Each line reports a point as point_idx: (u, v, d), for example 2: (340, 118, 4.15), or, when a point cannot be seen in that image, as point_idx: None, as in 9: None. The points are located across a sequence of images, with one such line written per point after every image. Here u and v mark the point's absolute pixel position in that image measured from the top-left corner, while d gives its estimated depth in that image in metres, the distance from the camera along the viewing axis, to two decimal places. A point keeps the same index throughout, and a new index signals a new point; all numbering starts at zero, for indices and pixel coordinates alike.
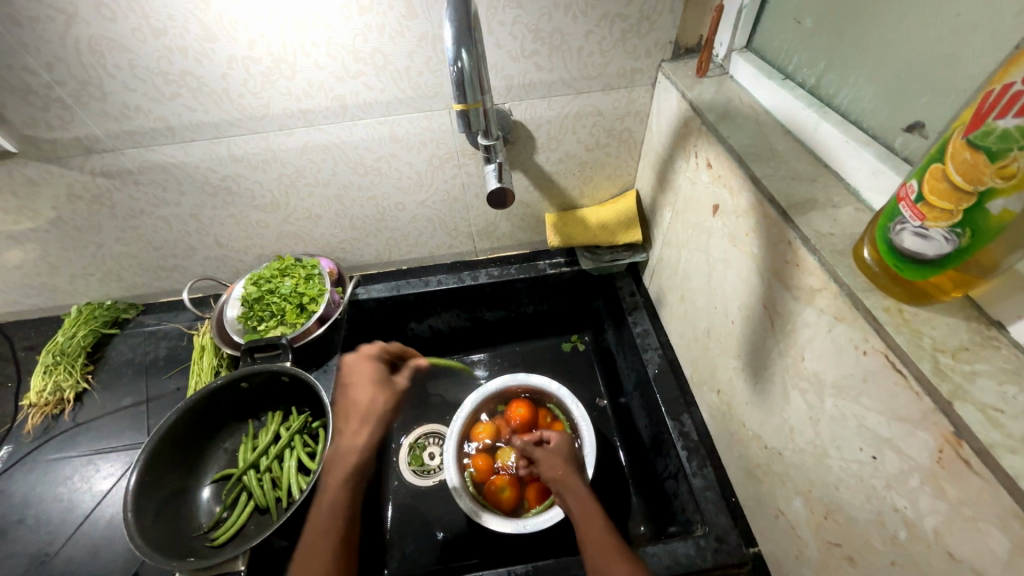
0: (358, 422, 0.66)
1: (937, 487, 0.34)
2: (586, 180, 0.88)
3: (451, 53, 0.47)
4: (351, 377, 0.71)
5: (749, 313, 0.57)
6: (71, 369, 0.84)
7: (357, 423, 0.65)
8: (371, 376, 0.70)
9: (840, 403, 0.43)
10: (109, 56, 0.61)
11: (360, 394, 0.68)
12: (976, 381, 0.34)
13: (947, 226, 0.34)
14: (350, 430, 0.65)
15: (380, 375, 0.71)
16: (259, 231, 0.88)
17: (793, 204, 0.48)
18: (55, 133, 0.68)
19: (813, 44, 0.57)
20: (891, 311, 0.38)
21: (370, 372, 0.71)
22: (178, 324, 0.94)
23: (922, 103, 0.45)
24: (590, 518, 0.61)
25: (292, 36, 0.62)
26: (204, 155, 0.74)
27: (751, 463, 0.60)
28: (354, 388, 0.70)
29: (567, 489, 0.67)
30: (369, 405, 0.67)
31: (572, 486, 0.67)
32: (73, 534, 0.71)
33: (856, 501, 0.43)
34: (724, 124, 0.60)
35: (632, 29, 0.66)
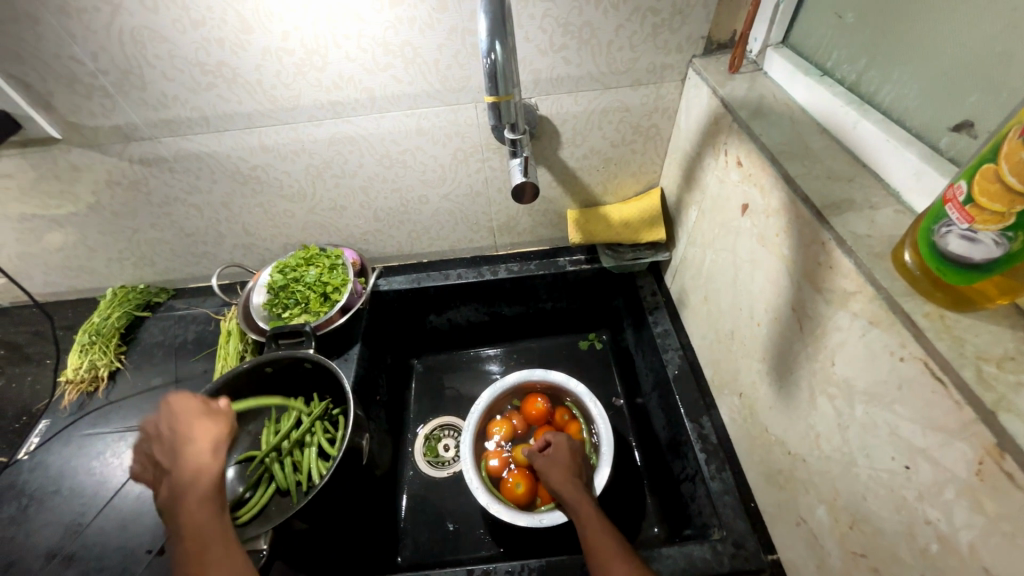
0: (188, 457, 0.51)
1: (975, 500, 0.33)
2: (610, 177, 0.87)
3: (484, 45, 0.48)
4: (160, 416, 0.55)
5: (776, 316, 0.56)
6: (106, 349, 0.87)
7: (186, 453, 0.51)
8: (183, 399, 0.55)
9: (871, 410, 0.42)
10: (150, 46, 0.63)
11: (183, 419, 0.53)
12: (1022, 391, 0.33)
13: (997, 230, 0.32)
14: (190, 454, 0.51)
15: (201, 401, 0.55)
16: (286, 220, 0.90)
17: (828, 204, 0.47)
18: (97, 120, 0.71)
19: (854, 40, 0.56)
20: (931, 317, 0.37)
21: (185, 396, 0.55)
22: (206, 309, 0.97)
23: (972, 102, 0.43)
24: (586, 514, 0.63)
25: (324, 28, 0.63)
26: (236, 145, 0.76)
27: (773, 469, 0.59)
28: (174, 426, 0.52)
29: (564, 485, 0.68)
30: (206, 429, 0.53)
31: (569, 482, 0.69)
32: (104, 506, 0.74)
33: (885, 511, 0.41)
34: (756, 122, 0.58)
35: (664, 23, 0.65)
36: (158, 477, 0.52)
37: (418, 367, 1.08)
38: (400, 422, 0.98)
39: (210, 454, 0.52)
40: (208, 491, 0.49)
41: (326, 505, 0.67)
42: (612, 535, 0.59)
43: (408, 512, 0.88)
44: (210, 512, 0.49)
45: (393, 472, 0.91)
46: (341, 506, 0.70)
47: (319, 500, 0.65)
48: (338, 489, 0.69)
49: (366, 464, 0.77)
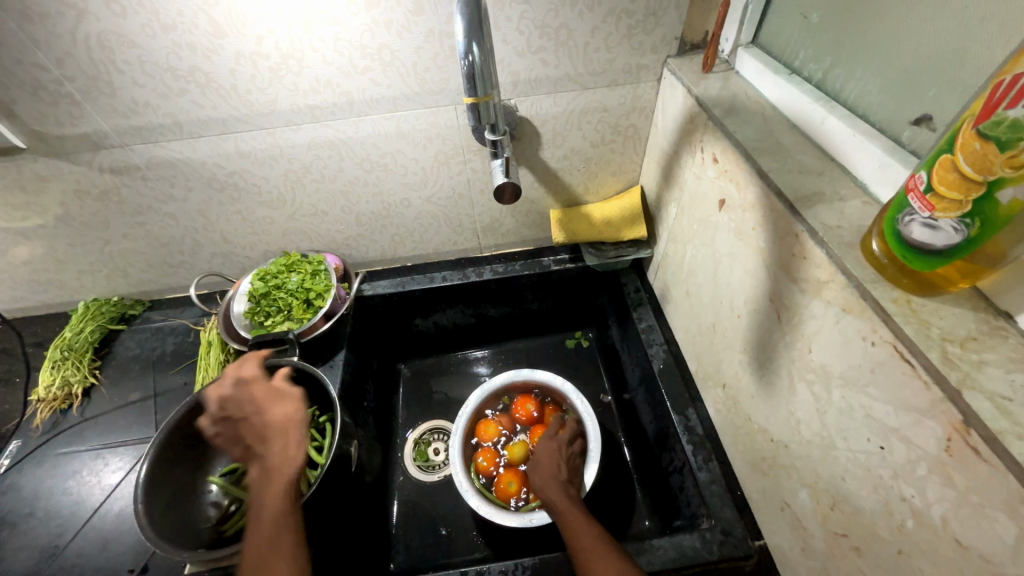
0: (271, 440, 0.59)
1: (945, 475, 0.35)
2: (591, 176, 0.89)
3: (462, 47, 0.48)
4: (243, 405, 0.63)
5: (755, 307, 0.57)
6: (79, 364, 0.84)
7: (275, 442, 0.59)
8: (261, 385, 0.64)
9: (847, 394, 0.43)
10: (118, 52, 0.61)
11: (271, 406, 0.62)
12: (984, 370, 0.34)
13: (956, 217, 0.34)
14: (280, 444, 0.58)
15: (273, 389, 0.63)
16: (266, 227, 0.89)
17: (800, 197, 0.49)
18: (64, 129, 0.69)
19: (819, 39, 0.58)
20: (899, 302, 0.39)
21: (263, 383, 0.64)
22: (184, 320, 0.94)
23: (929, 97, 0.46)
24: (573, 513, 0.64)
25: (300, 32, 0.62)
26: (211, 151, 0.75)
27: (757, 456, 0.61)
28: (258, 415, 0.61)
29: (551, 484, 0.69)
30: (290, 420, 0.60)
31: (556, 483, 0.70)
32: (82, 526, 0.72)
33: (863, 491, 0.43)
34: (730, 119, 0.60)
35: (638, 24, 0.67)
36: (245, 457, 0.60)
37: (406, 371, 1.07)
38: (388, 428, 0.97)
39: (295, 447, 0.58)
40: (288, 477, 0.56)
41: (315, 514, 0.66)
42: (601, 533, 0.59)
43: (399, 518, 0.88)
44: (286, 498, 0.55)
45: (383, 478, 0.90)
46: (330, 514, 0.69)
47: (307, 508, 0.65)
48: (327, 497, 0.68)
49: (355, 470, 0.76)
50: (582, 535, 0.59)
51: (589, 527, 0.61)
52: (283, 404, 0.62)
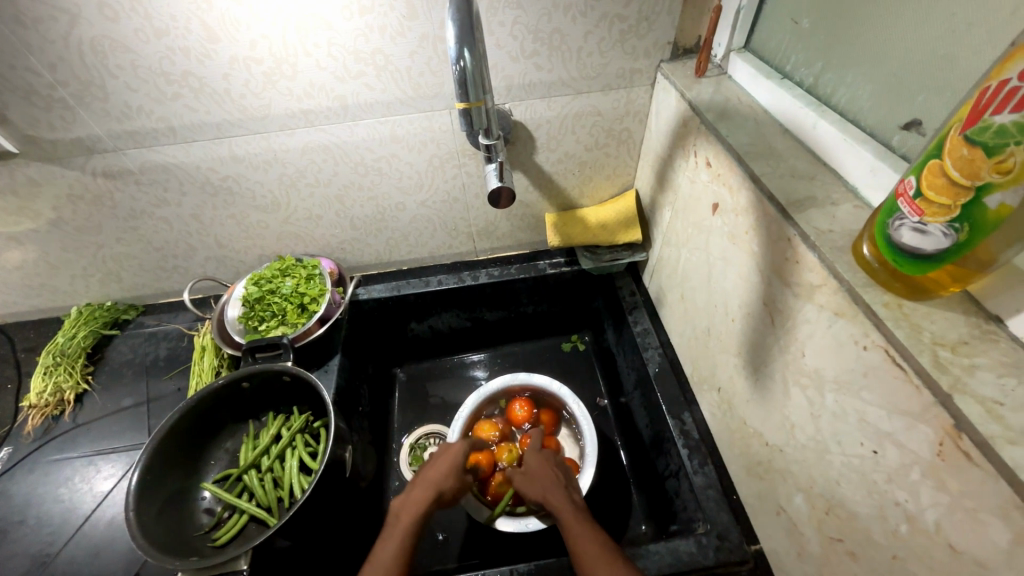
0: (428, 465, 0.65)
1: (938, 479, 0.35)
2: (586, 180, 0.89)
3: (453, 52, 0.48)
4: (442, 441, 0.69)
5: (749, 311, 0.57)
6: (71, 370, 0.84)
7: (416, 487, 0.61)
8: (453, 459, 0.65)
9: (841, 398, 0.43)
10: (111, 57, 0.61)
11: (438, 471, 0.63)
12: (975, 374, 0.34)
13: (945, 222, 0.34)
14: (425, 477, 0.63)
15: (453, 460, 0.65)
16: (260, 231, 0.88)
17: (792, 201, 0.49)
18: (57, 133, 0.68)
19: (810, 44, 0.58)
20: (890, 306, 0.39)
21: (454, 457, 0.66)
22: (178, 325, 0.94)
23: (919, 101, 0.46)
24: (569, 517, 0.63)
25: (293, 37, 0.62)
26: (205, 156, 0.75)
27: (753, 461, 0.61)
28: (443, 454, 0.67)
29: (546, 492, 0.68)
30: (436, 481, 0.62)
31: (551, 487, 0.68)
32: (74, 534, 0.71)
33: (857, 496, 0.43)
34: (723, 123, 0.60)
35: (631, 29, 0.67)
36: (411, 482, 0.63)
37: (401, 375, 1.07)
38: (384, 433, 0.97)
39: (415, 506, 0.59)
40: (392, 549, 0.55)
41: (309, 520, 0.66)
42: (598, 537, 0.59)
43: None
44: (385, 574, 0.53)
45: (379, 483, 0.90)
46: (324, 521, 0.69)
47: (301, 515, 0.64)
48: (321, 503, 0.67)
49: (350, 476, 0.76)
50: (580, 540, 0.59)
51: (584, 530, 0.60)
52: (449, 463, 0.65)
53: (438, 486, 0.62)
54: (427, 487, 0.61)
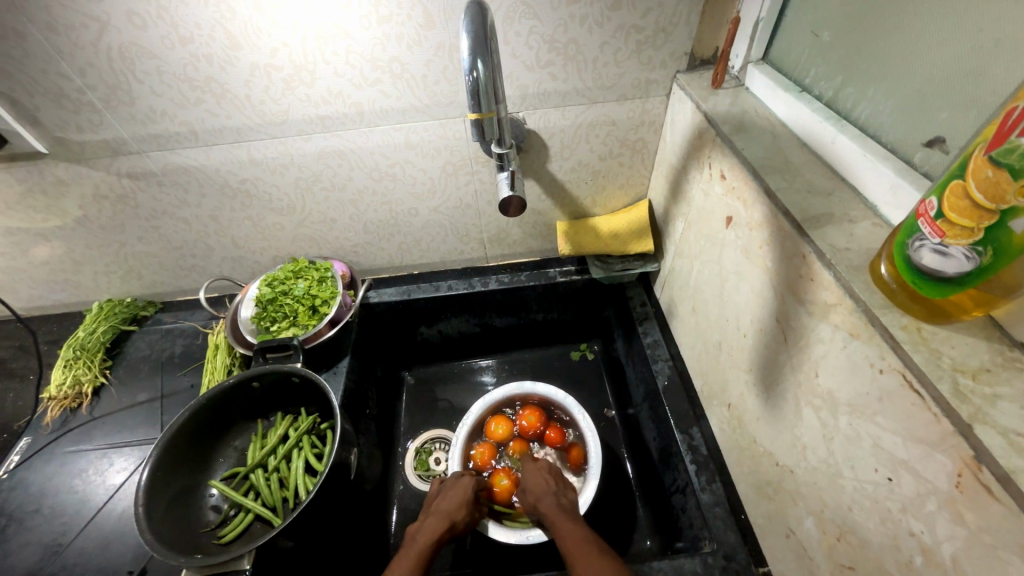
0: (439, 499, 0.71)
1: (956, 512, 0.33)
2: (599, 189, 0.88)
3: (467, 63, 0.48)
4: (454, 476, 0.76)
5: (761, 327, 0.56)
6: (90, 364, 0.86)
7: (429, 518, 0.67)
8: (463, 491, 0.72)
9: (855, 421, 0.42)
10: (137, 62, 0.63)
11: (450, 502, 0.70)
12: (998, 404, 0.33)
13: (967, 244, 0.33)
14: (439, 507, 0.69)
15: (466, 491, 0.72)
16: (276, 233, 0.90)
17: (808, 217, 0.48)
18: (85, 135, 0.71)
19: (830, 58, 0.57)
20: (908, 329, 0.38)
21: (465, 488, 0.72)
22: (194, 323, 0.96)
23: (942, 118, 0.45)
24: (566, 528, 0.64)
25: (313, 45, 0.64)
26: (225, 159, 0.76)
27: (762, 480, 0.59)
28: (456, 486, 0.73)
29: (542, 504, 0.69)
30: (448, 511, 0.68)
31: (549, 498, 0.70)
32: (86, 525, 0.73)
33: (870, 523, 0.41)
34: (738, 136, 0.60)
35: (648, 40, 0.67)
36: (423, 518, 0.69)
37: (409, 379, 1.07)
38: (390, 436, 0.97)
39: (430, 534, 0.65)
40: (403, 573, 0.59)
41: (312, 522, 0.66)
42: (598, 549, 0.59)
43: (398, 528, 0.87)
44: None
45: (384, 485, 0.90)
46: (328, 523, 0.69)
47: (305, 517, 0.65)
48: (326, 505, 0.68)
49: (355, 478, 0.76)
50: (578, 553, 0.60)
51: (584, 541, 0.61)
52: (459, 492, 0.72)
53: (450, 517, 0.68)
54: (441, 517, 0.67)
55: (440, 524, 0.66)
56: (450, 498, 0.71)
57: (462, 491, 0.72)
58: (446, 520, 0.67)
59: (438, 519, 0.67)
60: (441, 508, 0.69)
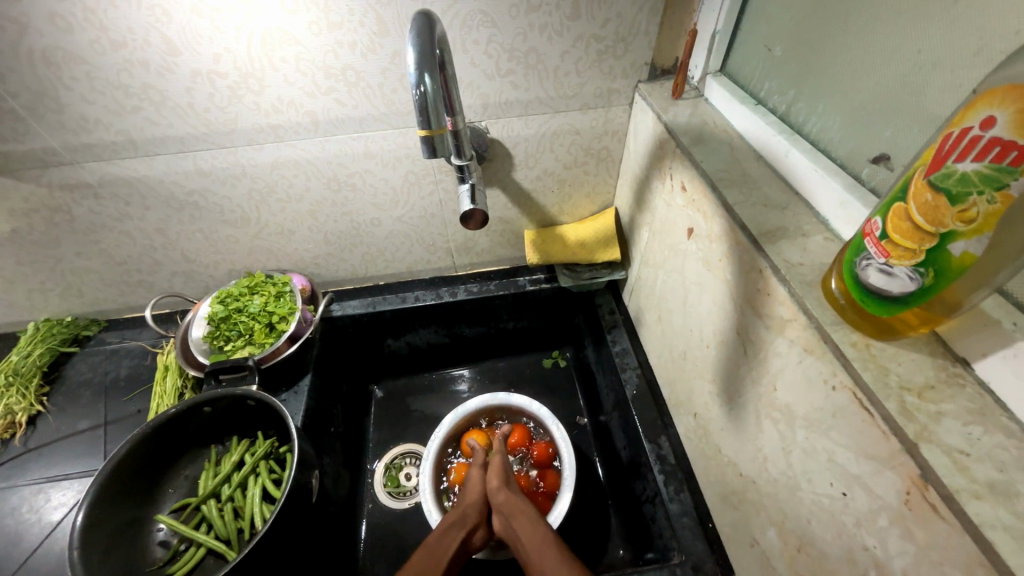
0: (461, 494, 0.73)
1: (905, 528, 0.34)
2: (565, 197, 0.88)
3: (413, 78, 0.46)
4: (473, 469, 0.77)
5: (723, 338, 0.56)
6: (25, 390, 0.80)
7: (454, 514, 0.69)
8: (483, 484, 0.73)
9: (810, 435, 0.42)
10: (65, 68, 0.58)
11: (471, 496, 0.71)
12: (941, 421, 0.34)
13: (910, 265, 0.33)
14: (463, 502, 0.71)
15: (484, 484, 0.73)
16: (229, 246, 0.85)
17: (764, 231, 0.48)
18: (9, 145, 0.65)
19: (783, 72, 0.58)
20: (857, 346, 0.38)
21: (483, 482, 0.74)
22: (142, 342, 0.90)
23: (887, 135, 0.46)
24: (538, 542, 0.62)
25: (259, 51, 0.60)
26: (169, 169, 0.72)
27: (727, 490, 0.59)
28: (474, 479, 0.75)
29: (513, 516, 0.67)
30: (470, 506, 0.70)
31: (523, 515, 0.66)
32: (18, 568, 0.68)
33: (827, 536, 0.42)
34: (697, 148, 0.60)
35: (608, 50, 0.66)
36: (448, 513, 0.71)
37: (378, 393, 1.04)
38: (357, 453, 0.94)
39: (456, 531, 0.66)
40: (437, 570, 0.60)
41: (269, 554, 0.62)
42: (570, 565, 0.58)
43: (366, 549, 0.84)
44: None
45: (351, 504, 0.87)
46: (288, 552, 0.66)
47: (262, 548, 0.61)
48: (284, 534, 0.64)
49: (317, 501, 0.73)
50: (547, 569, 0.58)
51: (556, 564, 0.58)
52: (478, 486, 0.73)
53: (470, 517, 0.68)
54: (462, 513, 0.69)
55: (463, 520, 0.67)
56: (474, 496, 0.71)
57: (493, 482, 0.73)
58: (468, 524, 0.67)
59: (463, 520, 0.67)
60: (461, 505, 0.69)
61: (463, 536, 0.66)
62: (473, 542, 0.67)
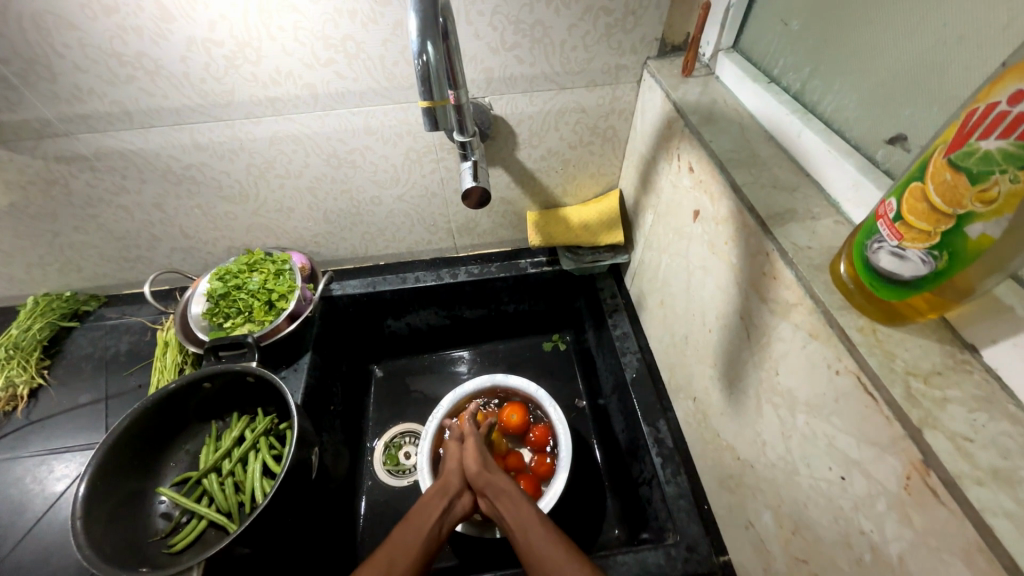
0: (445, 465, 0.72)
1: (903, 513, 0.34)
2: (569, 178, 0.86)
3: (416, 46, 0.45)
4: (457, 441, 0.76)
5: (726, 323, 0.56)
6: (26, 364, 0.80)
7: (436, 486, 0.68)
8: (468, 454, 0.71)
9: (811, 420, 0.42)
10: (55, 34, 0.57)
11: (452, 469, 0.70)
12: (947, 407, 0.33)
13: (924, 248, 0.32)
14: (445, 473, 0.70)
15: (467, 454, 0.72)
16: (228, 223, 0.84)
17: (772, 214, 0.47)
18: (2, 115, 0.64)
19: (799, 48, 0.56)
20: (864, 331, 0.37)
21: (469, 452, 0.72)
22: (142, 318, 0.90)
23: (905, 115, 0.44)
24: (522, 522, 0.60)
25: (256, 19, 0.58)
26: (165, 142, 0.70)
27: (724, 473, 0.60)
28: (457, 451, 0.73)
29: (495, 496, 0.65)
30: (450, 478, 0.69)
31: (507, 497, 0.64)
32: (24, 537, 0.69)
33: (823, 520, 0.42)
34: (707, 127, 0.58)
35: (617, 24, 0.64)
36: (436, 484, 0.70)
37: (378, 373, 1.04)
38: (357, 432, 0.94)
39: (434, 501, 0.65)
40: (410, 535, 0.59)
41: (269, 527, 0.63)
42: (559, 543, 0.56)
43: (366, 525, 0.86)
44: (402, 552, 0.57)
45: (351, 481, 0.88)
46: (288, 525, 0.66)
47: (263, 521, 0.62)
48: (284, 507, 0.65)
49: (317, 477, 0.74)
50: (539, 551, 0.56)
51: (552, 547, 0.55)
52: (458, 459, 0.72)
53: (452, 485, 0.68)
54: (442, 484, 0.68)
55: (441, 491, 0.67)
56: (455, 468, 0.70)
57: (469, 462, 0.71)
58: (449, 492, 0.67)
59: (443, 490, 0.67)
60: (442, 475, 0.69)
61: (445, 505, 0.65)
62: (458, 510, 0.66)
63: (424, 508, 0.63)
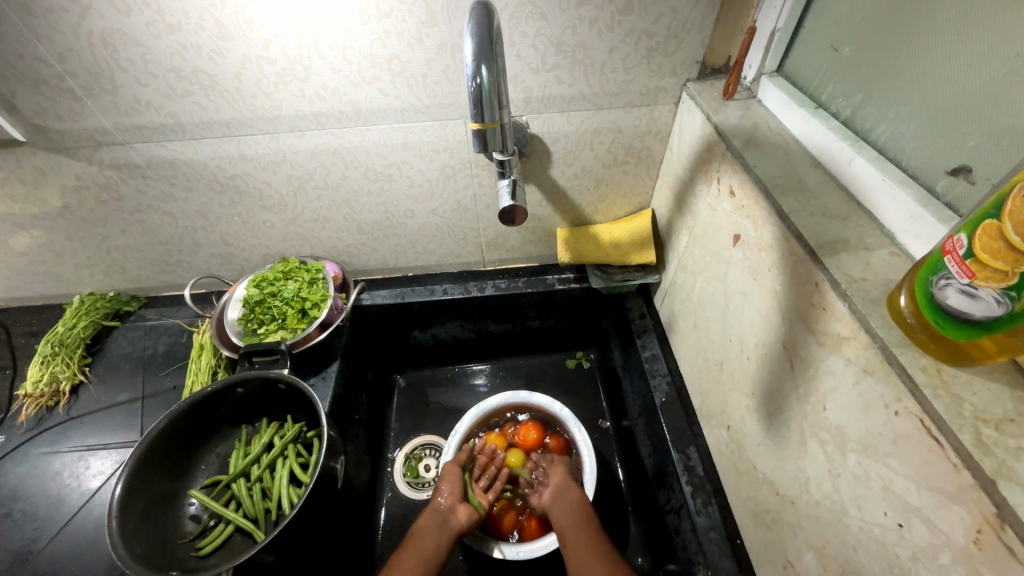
0: (437, 485, 0.74)
1: (971, 569, 0.32)
2: (601, 196, 0.86)
3: (470, 69, 0.46)
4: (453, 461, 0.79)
5: (767, 352, 0.54)
6: (69, 361, 0.83)
7: (430, 511, 0.69)
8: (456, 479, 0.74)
9: (864, 460, 0.40)
10: (121, 50, 0.60)
11: (442, 493, 0.72)
12: (1022, 458, 0.31)
13: (999, 288, 0.31)
14: (439, 493, 0.72)
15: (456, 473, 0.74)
16: (266, 231, 0.87)
17: (822, 243, 0.46)
18: (65, 124, 0.67)
19: (850, 74, 0.55)
20: (928, 371, 0.36)
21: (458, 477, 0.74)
22: (179, 321, 0.93)
23: (969, 147, 0.43)
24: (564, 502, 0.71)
25: (308, 39, 0.60)
26: (213, 153, 0.73)
27: (760, 507, 0.57)
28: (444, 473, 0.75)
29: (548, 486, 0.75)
30: (440, 500, 0.71)
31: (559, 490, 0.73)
32: (59, 531, 0.71)
33: (875, 567, 0.40)
34: (750, 151, 0.57)
35: (658, 46, 0.64)
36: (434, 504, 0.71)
37: (401, 383, 1.05)
38: (380, 441, 0.95)
39: (429, 522, 0.67)
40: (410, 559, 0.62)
41: (295, 538, 0.63)
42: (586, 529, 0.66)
43: (384, 537, 0.85)
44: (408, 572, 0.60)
45: (371, 490, 0.88)
46: (312, 536, 0.66)
47: (289, 533, 0.62)
48: (310, 518, 0.65)
49: (341, 487, 0.74)
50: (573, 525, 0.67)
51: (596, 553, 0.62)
52: (445, 478, 0.74)
53: (442, 505, 0.70)
54: (434, 512, 0.69)
55: (433, 511, 0.69)
56: (443, 492, 0.72)
57: (453, 488, 0.72)
58: (440, 512, 0.69)
59: (436, 513, 0.69)
60: (435, 499, 0.71)
61: (437, 524, 0.67)
62: (454, 526, 0.68)
63: (418, 531, 0.66)
